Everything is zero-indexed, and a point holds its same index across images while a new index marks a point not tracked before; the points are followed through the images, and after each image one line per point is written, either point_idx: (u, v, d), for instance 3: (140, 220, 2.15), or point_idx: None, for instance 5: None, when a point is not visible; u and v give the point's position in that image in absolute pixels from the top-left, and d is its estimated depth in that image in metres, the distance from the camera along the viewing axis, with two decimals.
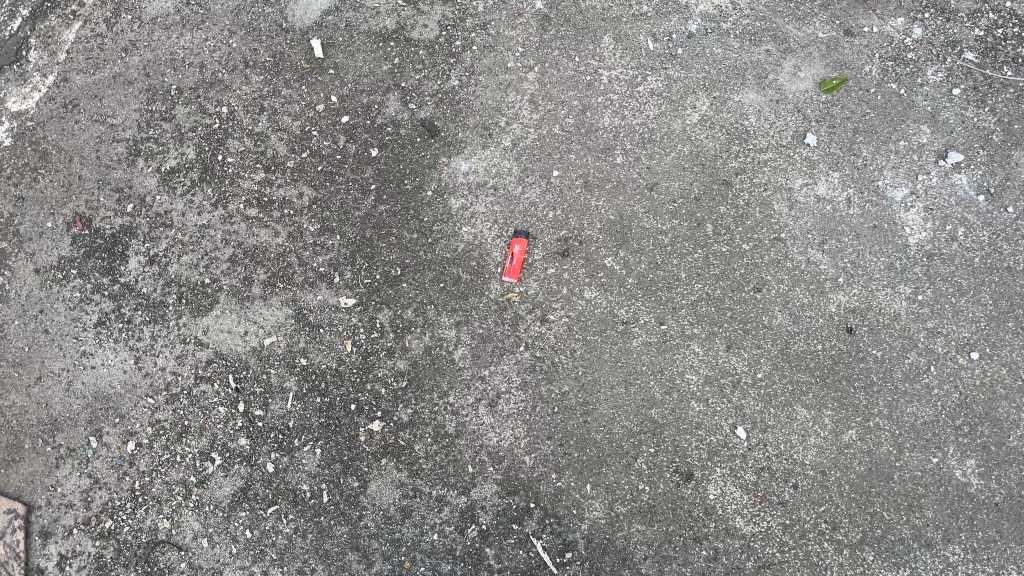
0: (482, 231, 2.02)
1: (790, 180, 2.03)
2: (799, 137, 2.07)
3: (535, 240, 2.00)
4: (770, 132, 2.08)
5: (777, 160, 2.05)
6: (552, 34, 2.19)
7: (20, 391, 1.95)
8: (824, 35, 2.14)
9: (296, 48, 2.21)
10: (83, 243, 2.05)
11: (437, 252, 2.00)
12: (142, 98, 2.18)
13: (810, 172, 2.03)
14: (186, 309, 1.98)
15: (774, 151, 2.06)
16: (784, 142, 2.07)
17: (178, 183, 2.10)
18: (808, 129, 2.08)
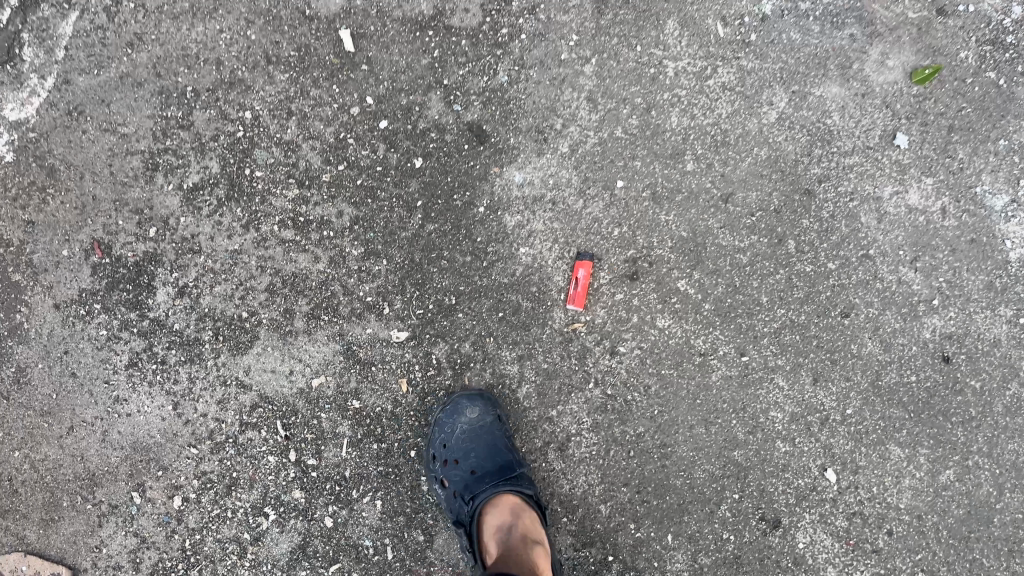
0: (541, 252, 1.83)
1: (879, 188, 1.85)
2: (888, 137, 1.86)
3: (600, 261, 1.82)
4: (855, 133, 1.87)
5: (863, 164, 1.86)
6: (609, 19, 1.90)
7: (51, 443, 1.82)
8: (915, 15, 1.88)
9: (322, 40, 1.93)
10: (104, 272, 1.87)
11: (492, 277, 1.82)
12: (155, 102, 1.93)
13: (900, 179, 1.85)
14: (223, 347, 1.82)
15: (861, 155, 1.86)
16: (871, 143, 1.86)
17: (204, 202, 1.90)
18: (897, 128, 1.86)
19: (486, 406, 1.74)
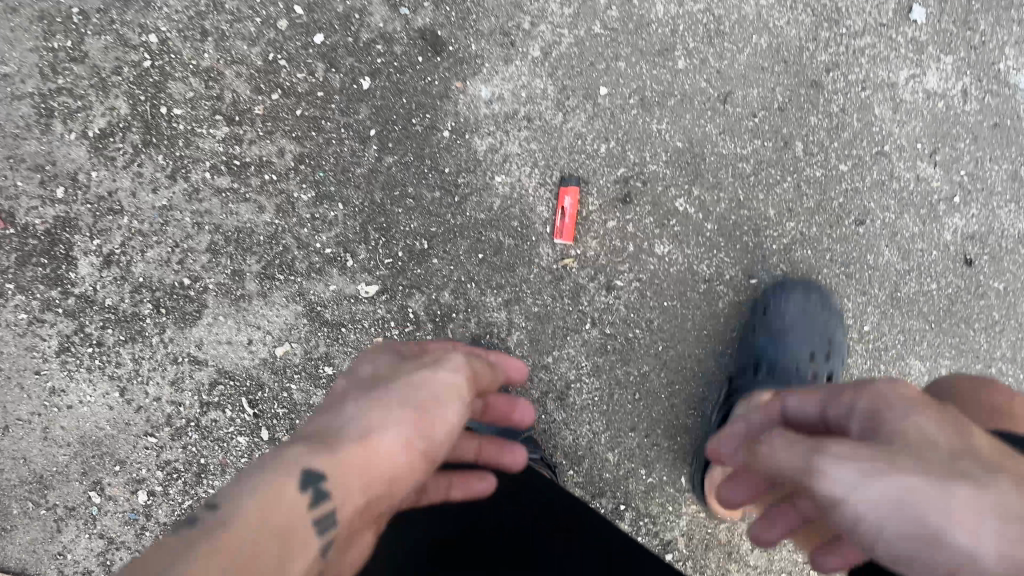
0: (520, 179, 1.61)
1: (893, 73, 1.63)
2: (904, 11, 1.62)
3: (586, 185, 1.62)
4: (865, 9, 1.62)
5: (876, 46, 1.62)
6: None
7: None
8: None
9: None
10: (13, 247, 1.61)
11: (471, 212, 1.61)
12: (37, 30, 1.61)
13: (916, 60, 1.62)
14: (168, 321, 1.59)
15: (873, 35, 1.62)
16: (883, 21, 1.62)
17: (116, 151, 1.61)
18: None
19: None
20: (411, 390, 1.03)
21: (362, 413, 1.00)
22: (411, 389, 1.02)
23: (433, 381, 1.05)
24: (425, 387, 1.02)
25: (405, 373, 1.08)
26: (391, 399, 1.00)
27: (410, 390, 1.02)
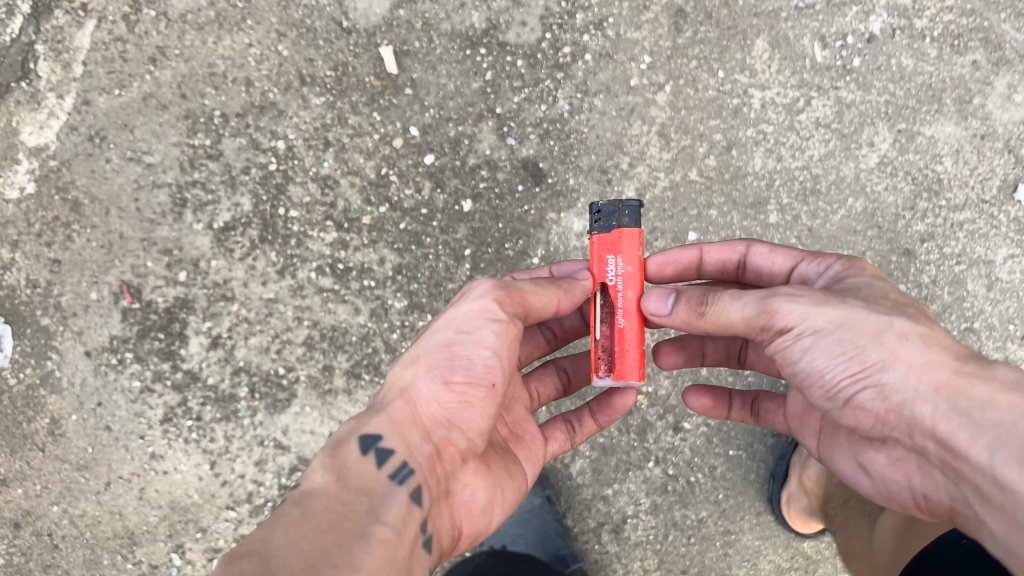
0: None
1: (992, 251, 1.69)
2: (1009, 188, 1.70)
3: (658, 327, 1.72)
4: (967, 183, 1.69)
5: (977, 222, 1.69)
6: (689, 37, 1.72)
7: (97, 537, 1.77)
8: None
9: (363, 57, 1.77)
10: (135, 319, 1.78)
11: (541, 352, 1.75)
12: (181, 127, 1.80)
13: (1019, 240, 1.69)
14: (260, 405, 1.74)
15: (974, 210, 1.69)
16: (987, 197, 1.69)
17: (236, 243, 1.77)
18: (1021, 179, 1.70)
19: (533, 487, 1.64)
20: (457, 337, 1.19)
21: (438, 347, 1.20)
22: (446, 340, 1.20)
23: (469, 318, 1.20)
24: (461, 330, 1.20)
25: (453, 309, 1.24)
26: (419, 361, 1.21)
27: (440, 356, 1.19)
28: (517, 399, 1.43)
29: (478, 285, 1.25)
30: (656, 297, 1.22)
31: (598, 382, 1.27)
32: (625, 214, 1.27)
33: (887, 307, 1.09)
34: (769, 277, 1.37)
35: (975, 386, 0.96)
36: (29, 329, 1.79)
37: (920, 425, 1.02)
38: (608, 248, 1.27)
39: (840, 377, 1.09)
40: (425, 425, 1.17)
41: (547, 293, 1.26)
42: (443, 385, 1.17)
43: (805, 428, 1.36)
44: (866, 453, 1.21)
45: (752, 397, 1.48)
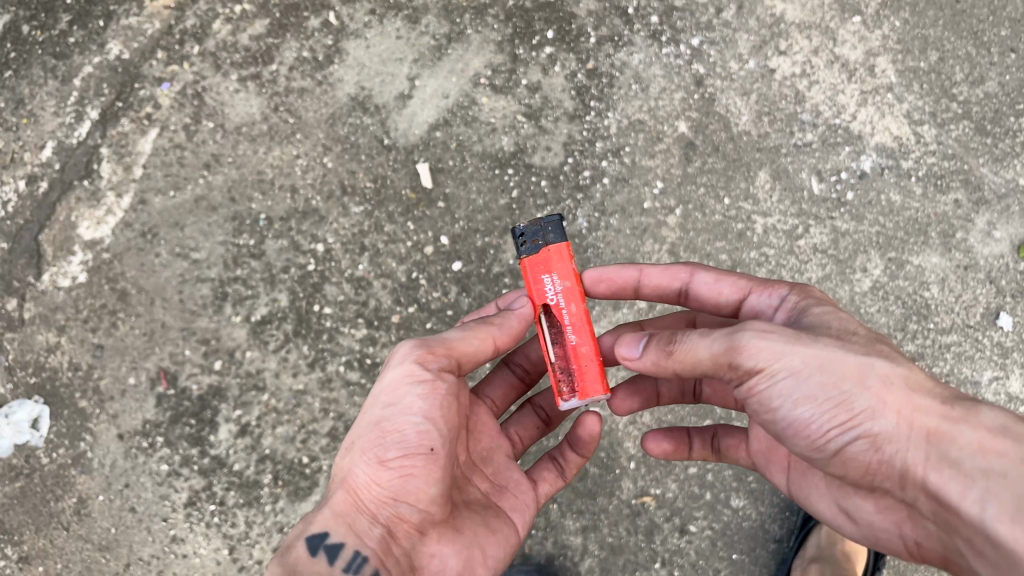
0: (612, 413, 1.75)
1: (978, 373, 1.82)
2: (991, 316, 1.85)
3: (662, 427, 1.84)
4: (955, 309, 1.83)
5: (963, 345, 1.82)
6: (698, 167, 1.89)
7: None
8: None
9: (400, 172, 1.94)
10: (168, 404, 1.87)
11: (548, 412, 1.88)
12: (227, 227, 1.94)
13: (1002, 364, 1.83)
14: (282, 492, 1.82)
15: (960, 334, 1.83)
16: (972, 322, 1.83)
17: (270, 336, 1.88)
18: (1001, 307, 1.85)
19: None
20: (387, 410, 1.29)
21: (371, 427, 1.30)
22: (377, 417, 1.30)
23: (395, 388, 1.30)
24: (390, 403, 1.29)
25: (381, 381, 1.34)
26: (357, 445, 1.30)
27: (373, 435, 1.28)
28: (498, 449, 1.48)
29: (399, 352, 1.35)
30: (627, 342, 1.27)
31: (565, 404, 1.41)
32: (549, 232, 1.44)
33: (858, 344, 1.13)
34: (713, 306, 1.44)
35: (963, 432, 1.03)
36: (67, 410, 1.88)
37: (910, 472, 1.08)
38: (540, 268, 1.44)
39: (826, 426, 1.11)
40: (371, 507, 1.25)
41: (482, 334, 1.39)
42: (378, 462, 1.25)
43: (772, 466, 1.46)
44: (846, 496, 1.30)
45: (711, 432, 1.59)
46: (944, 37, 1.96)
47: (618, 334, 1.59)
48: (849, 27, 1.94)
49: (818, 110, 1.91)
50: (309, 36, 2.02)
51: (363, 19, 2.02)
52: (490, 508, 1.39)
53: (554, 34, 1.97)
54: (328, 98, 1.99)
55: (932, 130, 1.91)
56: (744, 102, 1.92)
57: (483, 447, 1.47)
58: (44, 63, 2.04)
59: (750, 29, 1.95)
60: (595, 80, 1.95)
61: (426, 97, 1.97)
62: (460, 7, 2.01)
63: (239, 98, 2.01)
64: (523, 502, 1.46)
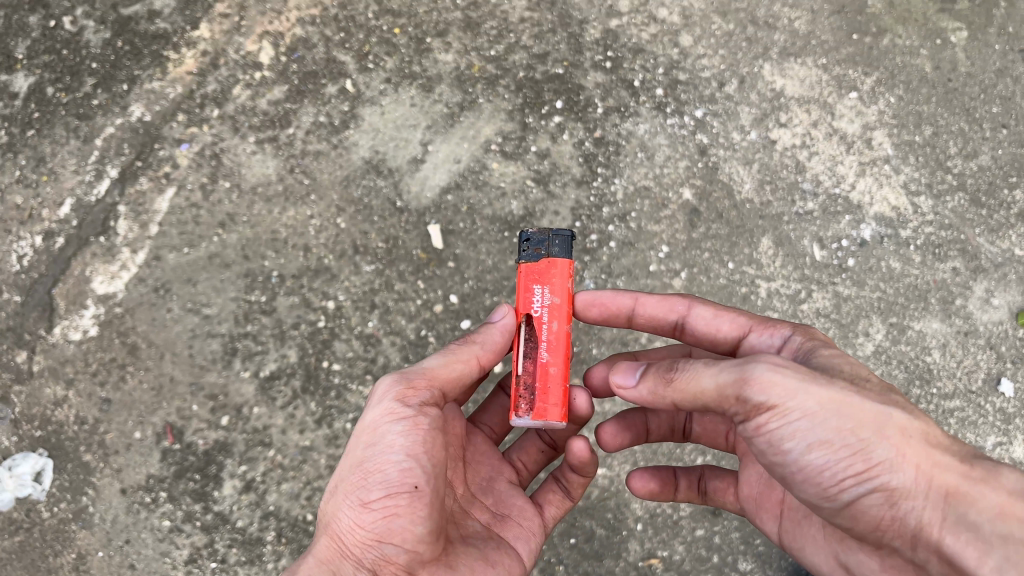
0: (618, 474, 1.78)
1: (983, 439, 1.84)
2: (992, 382, 1.89)
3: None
4: (956, 374, 1.88)
5: (965, 410, 1.86)
6: (703, 232, 1.95)
7: None
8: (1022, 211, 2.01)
9: (412, 233, 1.99)
10: (173, 459, 1.87)
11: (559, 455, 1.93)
12: (240, 284, 1.97)
13: (1005, 429, 1.86)
14: (285, 549, 1.83)
15: (963, 399, 1.87)
16: (973, 388, 1.88)
17: (279, 392, 1.89)
18: (1003, 373, 1.89)
19: None
20: (369, 450, 1.30)
21: (352, 471, 1.31)
22: (360, 458, 1.31)
23: (377, 426, 1.32)
24: (372, 440, 1.31)
25: (364, 419, 1.36)
26: (340, 489, 1.32)
27: (356, 477, 1.29)
28: (495, 484, 1.56)
29: (380, 388, 1.38)
30: (622, 372, 1.34)
31: (517, 419, 1.44)
32: (554, 245, 1.47)
33: (873, 393, 1.15)
34: (709, 340, 1.47)
35: (984, 496, 1.05)
36: (70, 464, 1.88)
37: (924, 531, 1.09)
38: (536, 277, 1.46)
39: (840, 476, 1.12)
40: (356, 552, 1.26)
41: (461, 358, 1.45)
42: (361, 504, 1.26)
43: (761, 513, 1.48)
44: (845, 548, 1.31)
45: (698, 474, 1.60)
46: (938, 113, 2.03)
47: (611, 364, 1.61)
48: (846, 102, 2.03)
49: (818, 180, 1.98)
50: (325, 101, 2.07)
51: (378, 87, 2.07)
52: (490, 536, 1.44)
53: (563, 104, 2.04)
54: (343, 160, 2.04)
55: (928, 201, 1.98)
56: (747, 171, 1.98)
57: (481, 478, 1.55)
58: (66, 123, 2.07)
59: (751, 102, 2.03)
60: (602, 148, 2.01)
61: (438, 161, 2.03)
62: (472, 77, 2.07)
63: (255, 159, 2.04)
64: (524, 527, 1.51)
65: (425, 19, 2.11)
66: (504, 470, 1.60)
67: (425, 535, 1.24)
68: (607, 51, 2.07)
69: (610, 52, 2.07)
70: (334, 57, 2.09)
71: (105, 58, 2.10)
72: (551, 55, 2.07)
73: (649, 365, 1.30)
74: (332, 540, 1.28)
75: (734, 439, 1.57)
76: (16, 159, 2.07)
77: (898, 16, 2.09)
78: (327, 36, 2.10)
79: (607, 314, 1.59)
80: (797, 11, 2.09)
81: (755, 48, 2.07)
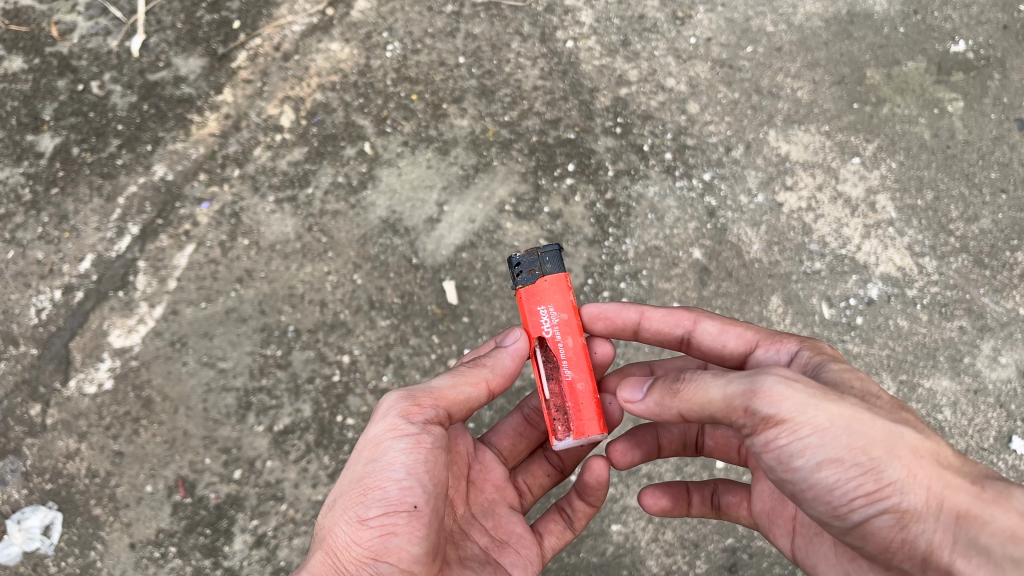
0: (634, 530, 1.91)
1: None
2: (1004, 439, 1.93)
3: (676, 541, 1.91)
4: (967, 432, 1.93)
5: None
6: (713, 290, 2.00)
7: None
8: None
9: (427, 288, 2.04)
10: (184, 514, 1.89)
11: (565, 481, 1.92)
12: (256, 338, 2.00)
13: None
14: None
15: (975, 456, 1.91)
16: (985, 445, 1.92)
17: (292, 446, 1.93)
18: (1014, 431, 1.94)
19: None
20: (371, 466, 1.34)
21: (351, 487, 1.34)
22: (361, 473, 1.34)
23: (379, 443, 1.36)
24: (373, 460, 1.34)
25: (367, 434, 1.39)
26: (338, 504, 1.35)
27: (356, 492, 1.32)
28: (489, 510, 1.58)
29: (385, 404, 1.41)
30: (630, 387, 1.38)
31: (557, 445, 1.49)
32: (545, 262, 1.53)
33: (884, 412, 1.16)
34: (717, 355, 1.50)
35: (995, 518, 1.06)
36: (80, 517, 1.90)
37: (934, 554, 1.10)
38: (538, 299, 1.52)
39: (851, 495, 1.13)
40: (349, 568, 1.28)
41: (471, 381, 1.47)
42: (358, 521, 1.29)
43: (775, 527, 1.49)
44: (856, 569, 1.31)
45: (711, 489, 1.63)
46: (938, 178, 2.10)
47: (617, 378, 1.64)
48: (849, 167, 2.10)
49: (824, 241, 2.04)
50: (344, 163, 2.11)
51: (396, 149, 2.13)
52: (488, 559, 1.48)
53: (575, 167, 2.10)
54: (361, 218, 2.08)
55: (932, 262, 2.04)
56: (754, 232, 2.04)
57: (484, 499, 1.59)
58: (90, 182, 2.10)
59: (758, 167, 2.09)
60: (614, 210, 2.06)
61: (454, 221, 2.08)
62: (487, 141, 2.13)
63: (274, 217, 2.08)
64: (522, 554, 1.55)
65: (441, 85, 2.17)
66: (507, 492, 1.64)
67: (420, 554, 1.28)
68: (617, 117, 2.14)
69: (620, 118, 2.14)
70: (353, 121, 2.14)
71: (130, 121, 2.13)
72: (562, 121, 2.14)
73: (655, 379, 1.34)
74: (324, 556, 1.31)
75: (746, 450, 1.60)
76: (39, 217, 2.09)
77: (896, 86, 2.18)
78: (346, 101, 2.15)
79: (613, 327, 1.61)
80: (799, 81, 2.17)
81: (760, 116, 2.14)
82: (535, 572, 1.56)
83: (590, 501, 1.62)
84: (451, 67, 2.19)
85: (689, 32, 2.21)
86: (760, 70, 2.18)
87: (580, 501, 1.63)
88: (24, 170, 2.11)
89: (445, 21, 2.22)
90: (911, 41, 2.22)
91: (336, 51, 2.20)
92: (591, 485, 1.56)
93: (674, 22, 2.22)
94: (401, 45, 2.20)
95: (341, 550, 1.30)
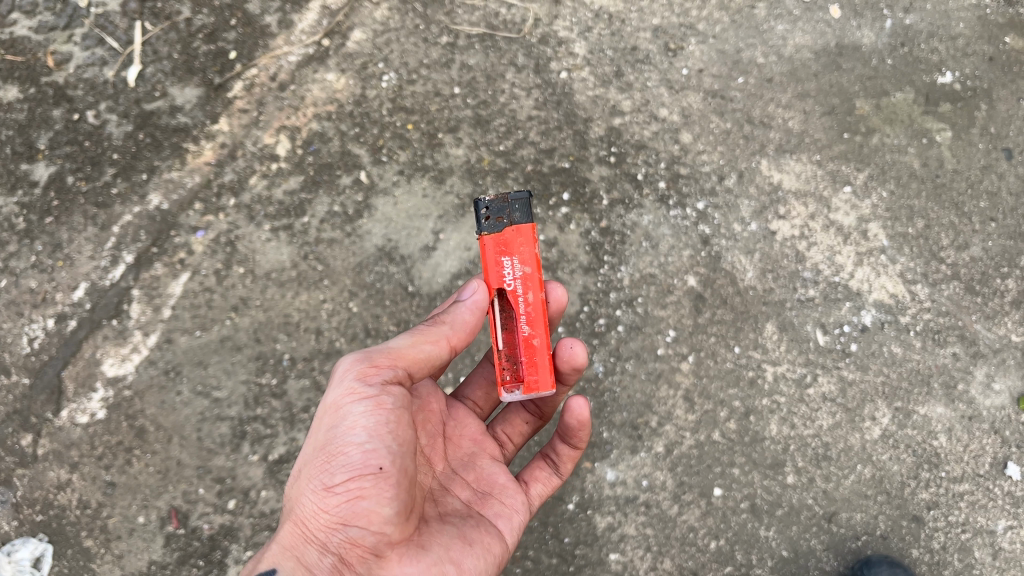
0: (632, 558, 1.91)
1: (993, 522, 1.94)
2: (999, 465, 1.97)
3: (675, 569, 1.91)
4: (962, 458, 1.97)
5: (974, 493, 1.95)
6: (708, 317, 2.02)
7: None
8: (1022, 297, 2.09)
9: (422, 315, 2.05)
10: (177, 545, 1.90)
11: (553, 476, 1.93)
12: (250, 366, 1.99)
13: (1013, 512, 1.94)
14: None
15: (972, 483, 1.95)
16: (982, 471, 1.96)
17: (287, 476, 1.93)
18: (1009, 458, 1.98)
19: None
20: (333, 432, 1.33)
21: (315, 455, 1.34)
22: (323, 440, 1.34)
23: (339, 407, 1.34)
24: (334, 427, 1.33)
25: (326, 400, 1.38)
26: (304, 473, 1.35)
27: (320, 460, 1.32)
28: (469, 465, 1.59)
29: (342, 367, 1.40)
30: None
31: (508, 395, 1.55)
32: (515, 211, 1.54)
33: None
34: None
35: None
36: (71, 549, 1.90)
37: None
38: (503, 249, 1.54)
39: None
40: (321, 537, 1.29)
41: (430, 338, 1.47)
42: (324, 490, 1.29)
43: None
44: None
45: None
46: (929, 207, 2.13)
47: None
48: (841, 196, 2.12)
49: (818, 268, 2.06)
50: (340, 191, 2.12)
51: (391, 178, 2.13)
52: (470, 513, 1.49)
53: (570, 196, 2.11)
54: (356, 247, 2.09)
55: (925, 289, 2.06)
56: (749, 259, 2.07)
57: (463, 454, 1.61)
58: (85, 211, 2.09)
59: (751, 196, 2.12)
60: (608, 237, 2.08)
61: (449, 249, 2.09)
62: (482, 170, 2.14)
63: (270, 246, 2.08)
64: (506, 504, 1.55)
65: (436, 115, 2.18)
66: (486, 445, 1.65)
67: (391, 515, 1.27)
68: (611, 146, 2.16)
69: (613, 148, 2.15)
70: (349, 149, 2.15)
71: (126, 150, 2.13)
72: (557, 150, 2.15)
73: None
74: (295, 528, 1.32)
75: None
76: (33, 245, 2.08)
77: (885, 117, 2.21)
78: (342, 130, 2.16)
79: None
80: (790, 111, 2.20)
81: (752, 145, 2.16)
82: (521, 521, 1.56)
83: (573, 443, 1.67)
84: (447, 97, 2.19)
85: (681, 63, 2.23)
86: (752, 100, 2.20)
87: (563, 445, 1.69)
88: (18, 200, 2.10)
89: (440, 52, 2.22)
90: (899, 73, 2.25)
91: (332, 81, 2.20)
92: (572, 426, 1.62)
93: (666, 53, 2.23)
94: (397, 76, 2.20)
95: (311, 520, 1.30)
